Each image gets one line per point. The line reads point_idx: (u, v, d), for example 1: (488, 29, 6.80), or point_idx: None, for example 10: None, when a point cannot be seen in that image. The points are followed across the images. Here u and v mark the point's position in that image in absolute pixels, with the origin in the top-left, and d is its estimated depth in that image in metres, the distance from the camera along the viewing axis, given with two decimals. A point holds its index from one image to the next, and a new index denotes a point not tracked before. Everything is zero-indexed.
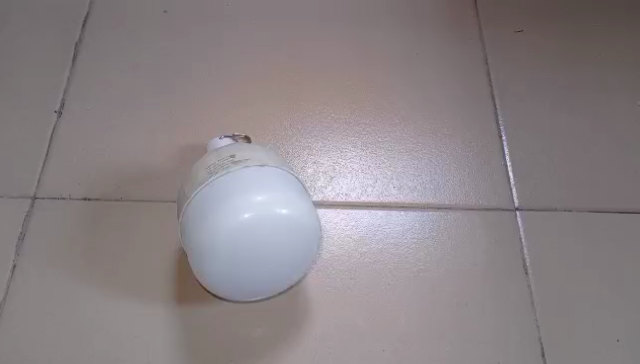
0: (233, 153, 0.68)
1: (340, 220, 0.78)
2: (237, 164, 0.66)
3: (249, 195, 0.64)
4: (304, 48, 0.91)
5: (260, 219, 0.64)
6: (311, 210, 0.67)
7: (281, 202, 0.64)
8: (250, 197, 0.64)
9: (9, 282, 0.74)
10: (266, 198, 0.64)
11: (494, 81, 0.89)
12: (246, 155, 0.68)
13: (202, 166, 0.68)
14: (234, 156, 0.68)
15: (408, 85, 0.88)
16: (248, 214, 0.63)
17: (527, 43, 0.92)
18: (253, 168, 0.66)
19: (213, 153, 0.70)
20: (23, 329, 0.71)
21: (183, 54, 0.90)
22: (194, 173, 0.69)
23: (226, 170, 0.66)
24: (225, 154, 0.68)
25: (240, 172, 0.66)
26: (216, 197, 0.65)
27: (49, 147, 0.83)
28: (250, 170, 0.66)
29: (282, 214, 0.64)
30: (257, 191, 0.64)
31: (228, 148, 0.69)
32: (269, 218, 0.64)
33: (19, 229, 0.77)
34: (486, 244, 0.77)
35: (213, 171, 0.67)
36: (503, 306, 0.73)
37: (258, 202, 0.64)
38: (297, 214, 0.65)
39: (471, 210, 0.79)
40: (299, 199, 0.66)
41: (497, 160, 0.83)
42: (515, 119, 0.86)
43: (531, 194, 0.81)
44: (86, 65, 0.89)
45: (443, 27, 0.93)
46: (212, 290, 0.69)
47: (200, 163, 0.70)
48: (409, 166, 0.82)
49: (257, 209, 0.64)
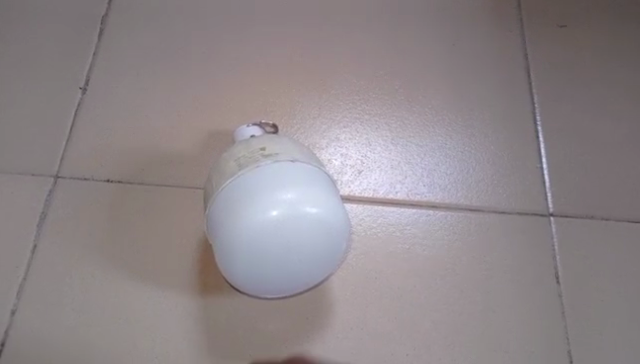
0: (263, 145, 0.66)
1: (366, 216, 0.76)
2: (267, 158, 0.64)
3: (278, 190, 0.62)
4: (337, 32, 0.88)
5: (289, 217, 0.62)
6: (340, 209, 0.65)
7: (311, 200, 0.62)
8: (279, 193, 0.62)
9: (28, 263, 0.73)
10: (295, 196, 0.62)
11: (532, 77, 0.85)
12: (276, 149, 0.65)
13: (229, 157, 0.66)
14: (264, 149, 0.65)
15: (443, 77, 0.85)
16: (276, 212, 0.61)
17: (572, 36, 0.88)
18: (283, 163, 0.64)
19: (242, 144, 0.68)
20: (41, 312, 0.70)
21: (212, 34, 0.88)
22: (221, 164, 0.67)
23: (255, 163, 0.64)
24: (254, 146, 0.66)
25: (270, 167, 0.63)
26: (244, 193, 0.63)
27: (72, 125, 0.81)
28: (280, 165, 0.64)
29: (311, 214, 0.62)
30: (286, 188, 0.62)
31: (258, 140, 0.67)
32: (298, 216, 0.62)
33: (40, 209, 0.76)
34: (516, 249, 0.75)
35: (242, 164, 0.64)
36: (531, 315, 0.71)
37: (287, 199, 0.62)
38: (326, 214, 0.63)
39: (503, 213, 0.77)
40: (328, 198, 0.64)
41: (532, 162, 0.80)
42: (553, 119, 0.83)
43: (565, 200, 0.78)
44: (113, 41, 0.87)
45: (484, 15, 0.90)
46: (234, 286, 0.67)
47: (228, 154, 0.67)
48: (441, 164, 0.80)
49: (286, 207, 0.62)
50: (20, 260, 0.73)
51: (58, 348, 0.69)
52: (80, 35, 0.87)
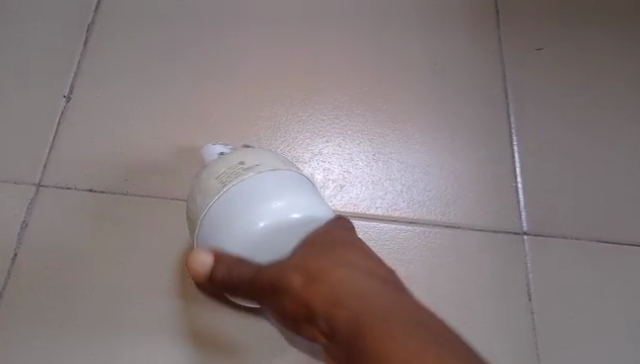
0: (241, 158, 0.66)
1: (355, 233, 0.77)
2: (247, 172, 0.64)
3: (263, 202, 0.62)
4: (321, 46, 0.89)
5: (279, 226, 0.62)
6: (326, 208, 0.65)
7: (298, 207, 0.63)
8: (265, 205, 0.62)
9: (9, 271, 0.73)
10: (281, 204, 0.62)
11: (510, 97, 0.88)
12: (255, 161, 0.66)
13: (208, 174, 0.66)
14: (244, 163, 0.65)
15: (424, 94, 0.87)
16: (264, 223, 0.62)
17: (549, 58, 0.90)
18: (265, 175, 0.64)
19: (219, 158, 0.67)
20: (22, 322, 0.71)
21: (197, 44, 0.88)
22: (200, 181, 0.66)
23: (238, 178, 0.64)
24: (233, 160, 0.66)
25: (253, 181, 0.63)
26: (229, 209, 0.63)
27: (56, 134, 0.81)
28: (262, 177, 0.64)
29: (300, 220, 0.62)
30: (272, 198, 0.62)
31: (233, 153, 0.67)
32: (288, 224, 0.62)
33: (21, 216, 0.76)
34: (491, 267, 0.77)
35: (225, 179, 0.64)
36: (503, 332, 0.74)
37: (275, 209, 0.62)
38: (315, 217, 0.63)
39: (479, 230, 0.79)
40: (312, 201, 0.64)
41: (508, 180, 0.83)
42: (530, 139, 0.85)
43: (539, 218, 0.81)
44: (98, 49, 0.87)
45: (466, 34, 0.91)
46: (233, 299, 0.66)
47: (205, 171, 0.67)
48: (420, 180, 0.82)
49: (275, 217, 0.62)
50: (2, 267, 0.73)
51: (39, 358, 0.70)
52: (65, 41, 0.87)
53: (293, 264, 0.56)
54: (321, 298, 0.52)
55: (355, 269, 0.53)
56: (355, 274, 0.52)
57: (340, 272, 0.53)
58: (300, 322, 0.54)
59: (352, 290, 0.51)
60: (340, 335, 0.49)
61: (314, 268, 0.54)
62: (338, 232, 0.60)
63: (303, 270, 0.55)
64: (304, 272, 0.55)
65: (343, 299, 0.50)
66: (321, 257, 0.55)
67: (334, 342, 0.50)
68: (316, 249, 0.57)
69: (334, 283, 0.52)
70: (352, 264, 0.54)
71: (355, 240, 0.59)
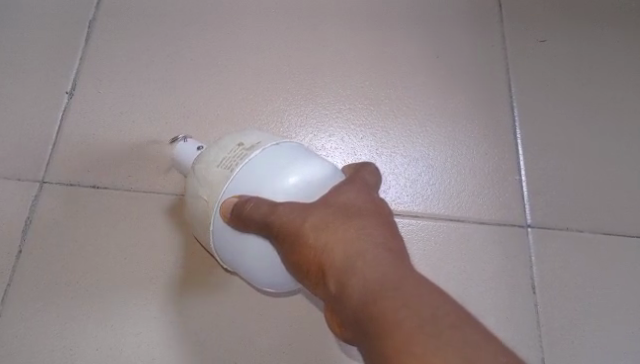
0: (239, 141, 0.65)
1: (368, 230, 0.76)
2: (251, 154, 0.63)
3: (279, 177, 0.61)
4: (324, 40, 0.88)
5: (300, 195, 0.60)
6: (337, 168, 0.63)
7: (314, 174, 0.61)
8: (276, 181, 0.60)
9: (13, 269, 0.74)
10: (294, 176, 0.60)
11: (514, 89, 0.87)
12: (255, 140, 0.65)
13: (207, 165, 0.65)
14: (242, 144, 0.64)
15: (427, 87, 0.87)
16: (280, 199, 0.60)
17: (552, 51, 0.90)
18: (267, 152, 0.63)
19: (214, 148, 0.66)
20: (29, 319, 0.72)
21: (199, 39, 0.88)
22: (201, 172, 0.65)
23: (243, 160, 0.63)
24: (231, 144, 0.65)
25: (257, 160, 0.62)
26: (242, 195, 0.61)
27: (59, 131, 0.81)
28: (265, 154, 0.62)
29: (320, 185, 0.60)
30: (285, 171, 0.61)
31: (231, 137, 0.66)
32: (308, 191, 0.60)
33: (26, 214, 0.77)
34: (495, 260, 0.77)
35: (228, 165, 0.63)
36: (508, 325, 0.74)
37: (290, 182, 0.60)
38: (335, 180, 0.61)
39: (483, 223, 0.79)
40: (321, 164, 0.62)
41: (512, 173, 0.82)
42: (534, 132, 0.85)
43: (544, 211, 0.80)
44: (100, 44, 0.86)
45: (469, 26, 0.91)
46: (260, 279, 0.63)
47: (205, 159, 0.65)
48: (424, 174, 0.81)
49: (293, 190, 0.60)
50: (5, 266, 0.74)
51: (45, 355, 0.71)
52: (67, 38, 0.87)
53: (308, 218, 0.56)
54: (339, 264, 0.54)
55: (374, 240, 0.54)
56: (375, 249, 0.53)
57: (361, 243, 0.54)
58: (309, 273, 0.56)
59: (371, 267, 0.52)
60: (358, 310, 0.51)
61: (333, 235, 0.55)
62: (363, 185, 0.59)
63: (321, 232, 0.55)
64: (319, 231, 0.55)
65: (362, 276, 0.52)
66: (342, 221, 0.56)
67: (345, 307, 0.52)
68: (338, 207, 0.57)
69: (353, 257, 0.53)
70: (372, 232, 0.55)
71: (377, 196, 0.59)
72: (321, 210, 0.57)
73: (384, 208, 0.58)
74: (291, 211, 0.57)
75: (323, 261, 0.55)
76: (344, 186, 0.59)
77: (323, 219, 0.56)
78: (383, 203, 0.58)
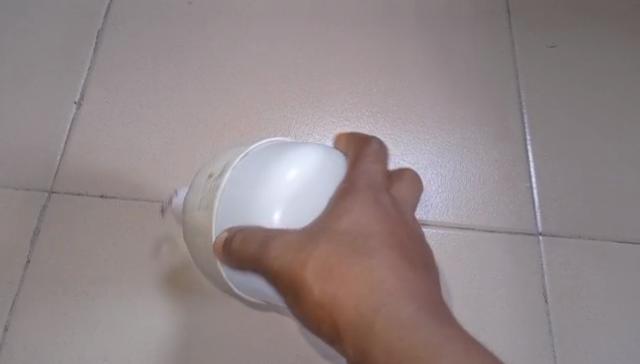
0: (211, 171, 0.64)
1: None
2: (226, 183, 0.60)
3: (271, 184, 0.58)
4: (332, 48, 0.88)
5: (302, 190, 0.56)
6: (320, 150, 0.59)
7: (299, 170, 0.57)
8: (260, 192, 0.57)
9: (22, 279, 0.74)
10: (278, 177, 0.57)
11: (523, 96, 0.86)
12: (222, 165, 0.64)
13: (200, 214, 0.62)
14: (213, 173, 0.63)
15: (436, 95, 0.86)
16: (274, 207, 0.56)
17: (561, 56, 0.89)
18: (240, 168, 0.60)
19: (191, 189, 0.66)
20: (38, 330, 0.72)
21: (207, 48, 0.87)
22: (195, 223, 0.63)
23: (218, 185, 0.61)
24: (203, 178, 0.64)
25: (234, 180, 0.60)
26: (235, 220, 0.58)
27: (67, 141, 0.81)
28: (238, 172, 0.60)
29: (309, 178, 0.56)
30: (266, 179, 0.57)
31: (202, 172, 0.66)
32: (299, 190, 0.56)
33: (34, 224, 0.77)
34: (506, 268, 0.76)
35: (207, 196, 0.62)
36: (519, 334, 0.73)
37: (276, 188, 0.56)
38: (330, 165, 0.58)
39: (493, 231, 0.78)
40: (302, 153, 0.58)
41: (522, 181, 0.81)
42: (543, 138, 0.84)
43: (555, 218, 0.79)
44: (108, 54, 0.86)
45: (478, 32, 0.90)
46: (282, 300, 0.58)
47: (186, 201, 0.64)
48: (432, 181, 0.81)
49: (282, 193, 0.56)
50: (13, 276, 0.74)
51: None
52: (75, 48, 0.87)
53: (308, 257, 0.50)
54: (352, 315, 0.47)
55: (391, 271, 0.48)
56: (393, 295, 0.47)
57: (377, 281, 0.48)
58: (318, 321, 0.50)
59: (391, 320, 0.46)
60: None
61: (340, 279, 0.49)
62: (368, 194, 0.54)
63: (326, 276, 0.49)
64: (323, 277, 0.49)
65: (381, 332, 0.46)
66: (352, 258, 0.49)
67: None
68: (342, 241, 0.50)
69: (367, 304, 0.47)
70: (386, 262, 0.49)
71: (384, 199, 0.54)
72: (326, 247, 0.50)
73: (393, 217, 0.53)
74: (293, 253, 0.51)
75: (335, 312, 0.48)
76: (348, 202, 0.53)
77: (329, 256, 0.50)
78: (390, 211, 0.53)
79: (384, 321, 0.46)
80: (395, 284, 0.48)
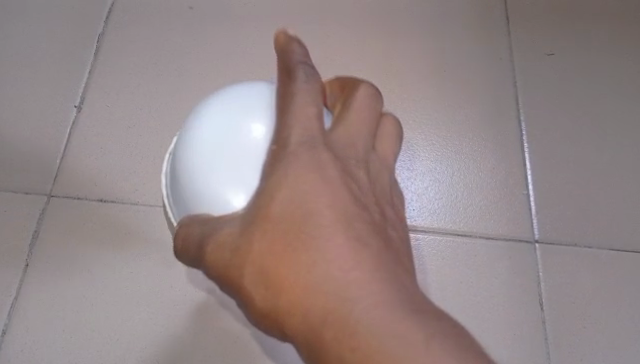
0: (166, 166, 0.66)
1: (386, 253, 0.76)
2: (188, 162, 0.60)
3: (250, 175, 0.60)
4: (331, 54, 0.88)
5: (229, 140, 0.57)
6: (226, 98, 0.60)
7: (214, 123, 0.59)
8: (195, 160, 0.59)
9: (20, 282, 0.75)
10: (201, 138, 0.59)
11: (521, 103, 0.87)
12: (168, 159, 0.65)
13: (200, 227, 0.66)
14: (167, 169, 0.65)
15: (434, 101, 0.86)
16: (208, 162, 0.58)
17: (559, 64, 0.90)
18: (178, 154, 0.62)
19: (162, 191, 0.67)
20: (36, 333, 0.73)
21: (207, 53, 0.88)
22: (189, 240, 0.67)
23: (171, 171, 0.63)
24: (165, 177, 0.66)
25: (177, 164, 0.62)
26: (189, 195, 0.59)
27: (67, 144, 0.82)
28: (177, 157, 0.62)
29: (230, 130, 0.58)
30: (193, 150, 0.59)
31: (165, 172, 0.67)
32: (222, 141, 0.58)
33: (32, 227, 0.77)
34: (503, 275, 0.77)
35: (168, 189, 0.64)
36: (515, 341, 0.74)
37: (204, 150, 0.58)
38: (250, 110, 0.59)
39: (490, 238, 0.78)
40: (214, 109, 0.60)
41: (519, 188, 0.82)
42: (541, 145, 0.84)
43: (551, 226, 0.80)
44: (108, 58, 0.87)
45: (477, 39, 0.90)
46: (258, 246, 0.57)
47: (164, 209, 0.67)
48: (430, 188, 0.81)
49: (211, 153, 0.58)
50: (12, 279, 0.75)
51: None
52: (76, 51, 0.87)
53: (250, 261, 0.49)
54: (298, 320, 0.46)
55: (331, 255, 0.46)
56: (336, 292, 0.45)
57: (316, 273, 0.46)
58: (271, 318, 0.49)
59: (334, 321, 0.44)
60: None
61: (282, 281, 0.47)
62: (302, 156, 0.51)
63: (268, 278, 0.48)
64: (266, 281, 0.48)
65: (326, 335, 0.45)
66: (288, 252, 0.48)
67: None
68: (279, 235, 0.48)
69: (310, 306, 0.46)
70: (324, 246, 0.47)
71: (324, 169, 0.50)
72: (261, 242, 0.49)
73: (331, 176, 0.50)
74: (231, 251, 0.50)
75: (283, 316, 0.47)
76: (280, 184, 0.50)
77: (267, 252, 0.48)
78: (329, 176, 0.50)
79: (329, 325, 0.44)
80: (336, 275, 0.46)
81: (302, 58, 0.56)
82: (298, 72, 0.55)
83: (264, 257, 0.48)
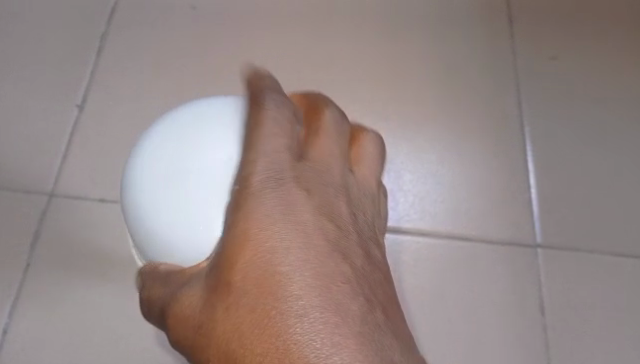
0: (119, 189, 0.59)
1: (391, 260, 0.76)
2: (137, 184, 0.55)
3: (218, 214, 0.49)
4: (334, 56, 0.88)
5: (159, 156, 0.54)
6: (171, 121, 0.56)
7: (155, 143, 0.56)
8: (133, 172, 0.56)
9: (21, 283, 0.74)
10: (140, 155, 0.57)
11: (523, 107, 0.87)
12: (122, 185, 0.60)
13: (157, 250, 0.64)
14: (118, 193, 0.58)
15: (436, 104, 0.86)
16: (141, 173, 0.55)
17: (562, 69, 0.89)
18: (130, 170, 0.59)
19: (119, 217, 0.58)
20: (36, 333, 0.73)
21: (209, 54, 0.88)
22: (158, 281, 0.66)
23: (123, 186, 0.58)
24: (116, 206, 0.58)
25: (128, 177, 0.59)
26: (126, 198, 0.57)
27: (68, 144, 0.82)
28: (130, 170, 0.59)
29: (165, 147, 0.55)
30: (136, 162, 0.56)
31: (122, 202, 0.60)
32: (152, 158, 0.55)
33: (33, 227, 0.77)
34: (504, 280, 0.77)
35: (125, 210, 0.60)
36: (516, 346, 0.74)
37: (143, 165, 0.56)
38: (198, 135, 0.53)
39: (491, 243, 0.78)
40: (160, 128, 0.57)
41: (521, 192, 0.82)
42: (543, 150, 0.84)
43: (553, 230, 0.79)
44: (111, 58, 0.87)
45: (479, 43, 0.90)
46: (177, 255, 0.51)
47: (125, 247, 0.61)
48: (431, 191, 0.81)
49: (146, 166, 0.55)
50: (13, 279, 0.74)
51: None
52: (79, 51, 0.87)
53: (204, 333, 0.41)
54: None
55: (307, 325, 0.38)
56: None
57: (295, 351, 0.38)
58: None
59: None
60: None
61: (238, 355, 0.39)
62: (269, 207, 0.43)
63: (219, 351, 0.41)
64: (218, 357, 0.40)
65: None
66: (258, 329, 0.39)
67: None
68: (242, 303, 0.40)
69: None
70: (298, 318, 0.39)
71: (298, 218, 0.43)
72: (227, 315, 0.40)
73: (304, 227, 0.43)
74: (196, 324, 0.42)
75: None
76: (241, 236, 0.42)
77: (233, 329, 0.40)
78: (303, 226, 0.43)
79: None
80: (312, 341, 0.38)
81: (274, 85, 0.48)
82: (262, 96, 0.47)
83: (231, 338, 0.40)
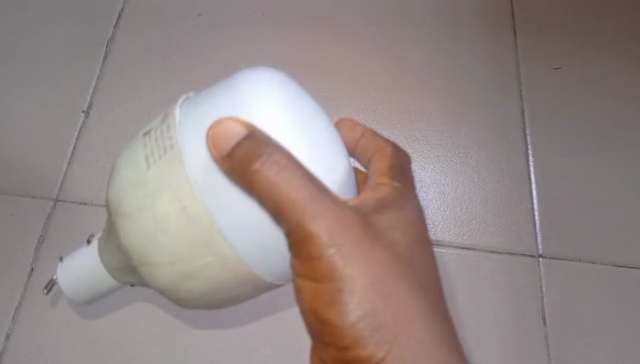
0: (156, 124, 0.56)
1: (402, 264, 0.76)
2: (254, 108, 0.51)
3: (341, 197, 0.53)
4: (339, 65, 0.89)
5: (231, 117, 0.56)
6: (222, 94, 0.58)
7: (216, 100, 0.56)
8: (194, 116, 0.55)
9: (26, 287, 0.75)
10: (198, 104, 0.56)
11: (527, 118, 0.87)
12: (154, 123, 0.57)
13: (115, 182, 0.57)
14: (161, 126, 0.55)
15: (440, 114, 0.86)
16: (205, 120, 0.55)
17: (567, 80, 0.90)
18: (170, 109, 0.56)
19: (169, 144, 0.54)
20: (40, 338, 0.73)
21: (215, 62, 0.88)
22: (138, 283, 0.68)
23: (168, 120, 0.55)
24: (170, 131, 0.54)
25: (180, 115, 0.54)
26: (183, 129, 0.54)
27: (73, 150, 0.82)
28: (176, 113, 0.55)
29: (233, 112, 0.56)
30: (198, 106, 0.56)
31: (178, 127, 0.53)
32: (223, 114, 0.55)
33: (39, 232, 0.77)
34: (506, 290, 0.77)
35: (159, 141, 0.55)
36: (518, 355, 0.74)
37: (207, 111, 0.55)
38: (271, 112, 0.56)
39: (494, 253, 0.79)
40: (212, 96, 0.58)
41: (524, 202, 0.82)
42: (546, 161, 0.85)
43: (555, 241, 0.80)
44: (117, 65, 0.87)
45: (485, 53, 0.90)
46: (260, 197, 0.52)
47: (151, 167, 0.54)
48: (434, 199, 0.81)
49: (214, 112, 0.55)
50: (17, 282, 0.75)
51: None
52: (85, 56, 0.87)
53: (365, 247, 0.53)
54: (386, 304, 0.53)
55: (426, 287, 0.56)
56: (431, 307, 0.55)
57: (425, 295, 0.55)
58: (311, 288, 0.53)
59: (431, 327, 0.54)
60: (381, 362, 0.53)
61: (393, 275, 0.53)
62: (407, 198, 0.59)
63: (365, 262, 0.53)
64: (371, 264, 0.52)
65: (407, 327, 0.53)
66: (400, 276, 0.54)
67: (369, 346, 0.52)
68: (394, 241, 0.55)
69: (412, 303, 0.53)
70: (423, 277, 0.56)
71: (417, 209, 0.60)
72: (379, 248, 0.53)
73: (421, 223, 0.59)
74: (341, 232, 0.52)
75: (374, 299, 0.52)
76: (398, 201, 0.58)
77: (375, 257, 0.53)
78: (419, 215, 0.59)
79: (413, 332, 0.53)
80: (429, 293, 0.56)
81: None
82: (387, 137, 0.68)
83: (373, 261, 0.53)
